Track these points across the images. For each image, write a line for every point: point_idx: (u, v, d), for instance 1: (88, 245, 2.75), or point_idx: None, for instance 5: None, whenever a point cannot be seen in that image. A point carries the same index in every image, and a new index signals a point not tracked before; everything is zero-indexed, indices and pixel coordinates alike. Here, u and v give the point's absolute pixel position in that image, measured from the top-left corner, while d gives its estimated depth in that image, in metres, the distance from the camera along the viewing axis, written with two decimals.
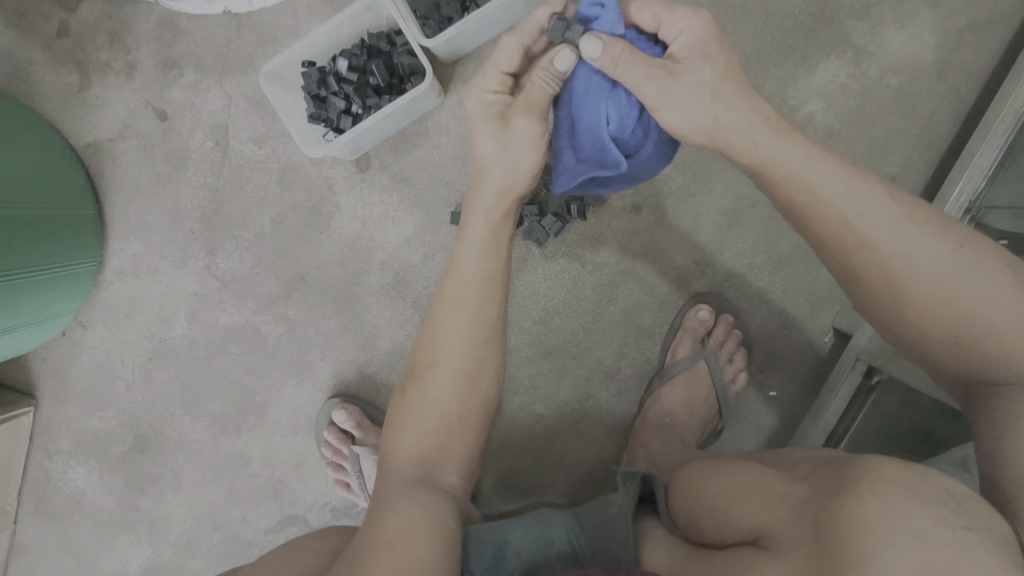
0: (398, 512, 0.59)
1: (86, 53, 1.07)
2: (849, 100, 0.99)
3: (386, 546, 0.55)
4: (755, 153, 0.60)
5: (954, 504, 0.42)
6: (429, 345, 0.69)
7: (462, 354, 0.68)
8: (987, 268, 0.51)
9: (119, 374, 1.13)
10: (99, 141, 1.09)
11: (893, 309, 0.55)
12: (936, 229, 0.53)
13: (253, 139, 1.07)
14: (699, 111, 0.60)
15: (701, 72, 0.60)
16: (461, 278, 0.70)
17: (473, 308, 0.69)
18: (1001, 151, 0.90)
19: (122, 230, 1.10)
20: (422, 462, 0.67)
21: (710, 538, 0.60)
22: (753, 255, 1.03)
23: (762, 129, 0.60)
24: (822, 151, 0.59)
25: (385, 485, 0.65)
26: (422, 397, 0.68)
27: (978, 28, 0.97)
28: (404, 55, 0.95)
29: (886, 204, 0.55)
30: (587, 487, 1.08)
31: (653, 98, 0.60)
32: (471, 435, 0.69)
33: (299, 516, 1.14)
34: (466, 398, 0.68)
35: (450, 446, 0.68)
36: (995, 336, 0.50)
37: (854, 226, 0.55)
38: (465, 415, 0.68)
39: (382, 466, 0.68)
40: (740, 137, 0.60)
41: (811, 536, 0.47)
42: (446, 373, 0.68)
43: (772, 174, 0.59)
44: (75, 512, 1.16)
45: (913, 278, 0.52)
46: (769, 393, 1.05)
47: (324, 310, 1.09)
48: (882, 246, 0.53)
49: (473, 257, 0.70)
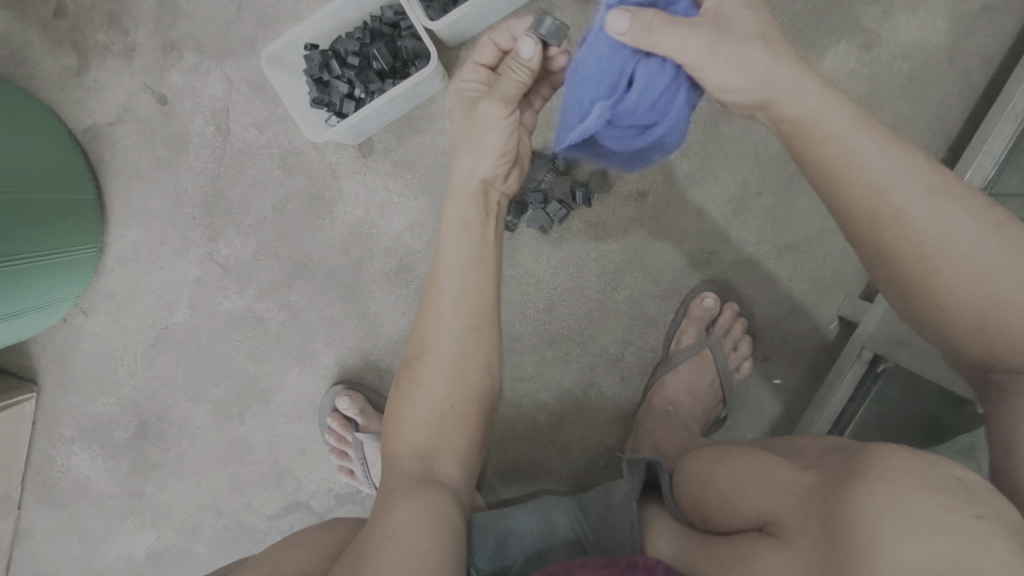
0: (402, 506, 0.58)
1: (84, 35, 1.05)
2: (859, 86, 0.98)
3: (390, 536, 0.55)
4: (798, 116, 0.58)
5: (964, 492, 0.42)
6: (421, 336, 0.70)
7: (450, 342, 0.68)
8: (1021, 251, 0.51)
9: (121, 360, 1.13)
10: (97, 125, 1.07)
11: (921, 289, 0.53)
12: (971, 207, 0.53)
13: (255, 123, 1.05)
14: (752, 70, 0.59)
15: (744, 26, 0.60)
16: (448, 272, 0.70)
17: (457, 293, 0.69)
18: (1014, 135, 0.89)
19: (123, 216, 1.09)
20: (421, 454, 0.66)
21: (716, 524, 0.60)
22: (759, 242, 1.02)
23: (811, 85, 0.59)
24: (866, 117, 0.57)
25: (389, 480, 0.65)
26: (416, 387, 0.68)
27: (992, 12, 0.95)
28: (409, 38, 0.94)
29: (925, 176, 0.54)
30: (590, 475, 1.08)
31: (698, 59, 0.58)
32: (464, 424, 0.68)
33: (303, 502, 1.14)
34: (456, 385, 0.68)
35: (444, 435, 0.67)
36: (1023, 322, 0.49)
37: (891, 195, 0.53)
38: (458, 404, 0.68)
39: (383, 459, 0.68)
40: (791, 92, 0.58)
41: (819, 524, 0.47)
42: (435, 361, 0.68)
43: (806, 141, 0.58)
44: (79, 497, 1.17)
45: (946, 256, 0.52)
46: (773, 381, 1.05)
47: (328, 296, 1.08)
48: (918, 221, 0.53)
49: (453, 248, 0.71)
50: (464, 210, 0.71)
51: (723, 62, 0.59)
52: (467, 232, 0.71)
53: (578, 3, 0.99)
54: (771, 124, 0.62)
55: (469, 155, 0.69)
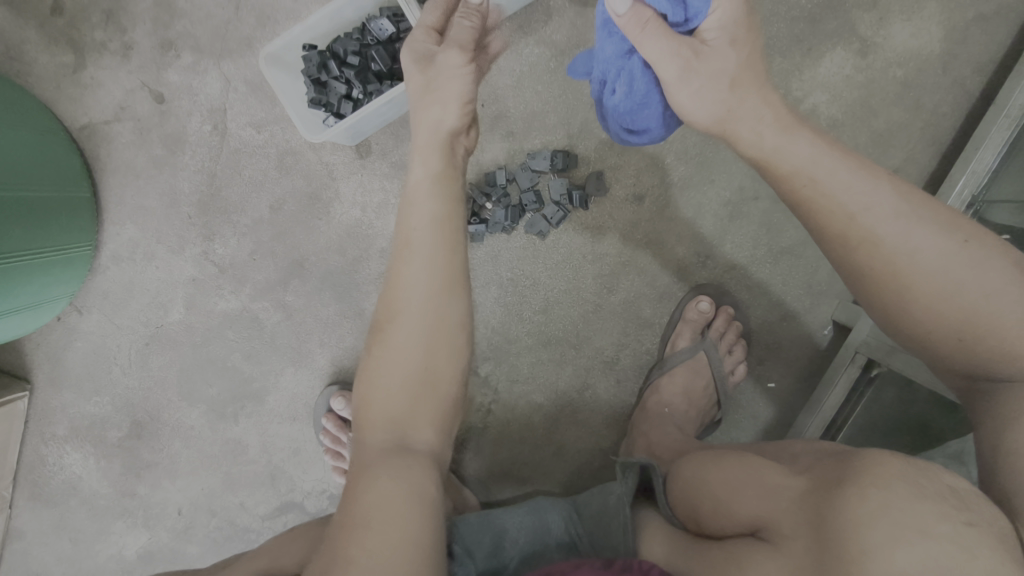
0: (381, 492, 0.55)
1: (81, 32, 1.05)
2: (854, 93, 0.98)
3: (363, 523, 0.50)
4: (761, 149, 0.62)
5: (955, 499, 0.42)
6: (389, 296, 0.64)
7: (422, 303, 0.62)
8: (991, 263, 0.52)
9: (115, 359, 1.13)
10: (94, 123, 1.07)
11: (897, 306, 0.55)
12: (940, 224, 0.54)
13: (252, 123, 1.05)
14: (716, 100, 0.63)
15: (724, 59, 0.63)
16: (419, 228, 0.65)
17: (430, 252, 0.63)
18: (1005, 146, 0.90)
19: (119, 214, 1.09)
20: (394, 425, 0.59)
21: (710, 530, 0.60)
22: (754, 246, 1.03)
23: (769, 124, 0.62)
24: (831, 145, 0.60)
25: (360, 456, 0.58)
26: (386, 352, 0.62)
27: (986, 21, 0.96)
28: (407, 40, 0.94)
29: (894, 197, 0.55)
30: (586, 477, 1.08)
31: (672, 78, 0.63)
32: (441, 391, 0.62)
33: (297, 503, 1.14)
34: (429, 348, 0.62)
35: (419, 403, 0.61)
36: (999, 333, 0.50)
37: (860, 220, 0.55)
38: (430, 368, 0.61)
39: (355, 436, 0.61)
40: (748, 130, 0.63)
41: (811, 528, 0.47)
42: (407, 321, 0.62)
43: (778, 172, 0.61)
44: (71, 497, 1.16)
45: (916, 273, 0.53)
46: (768, 385, 1.06)
47: (324, 297, 1.08)
48: (886, 242, 0.54)
49: (427, 199, 0.66)
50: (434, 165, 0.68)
51: (689, 90, 0.64)
52: (437, 189, 0.66)
53: (576, 6, 0.99)
54: (736, 153, 0.66)
55: (434, 105, 0.70)
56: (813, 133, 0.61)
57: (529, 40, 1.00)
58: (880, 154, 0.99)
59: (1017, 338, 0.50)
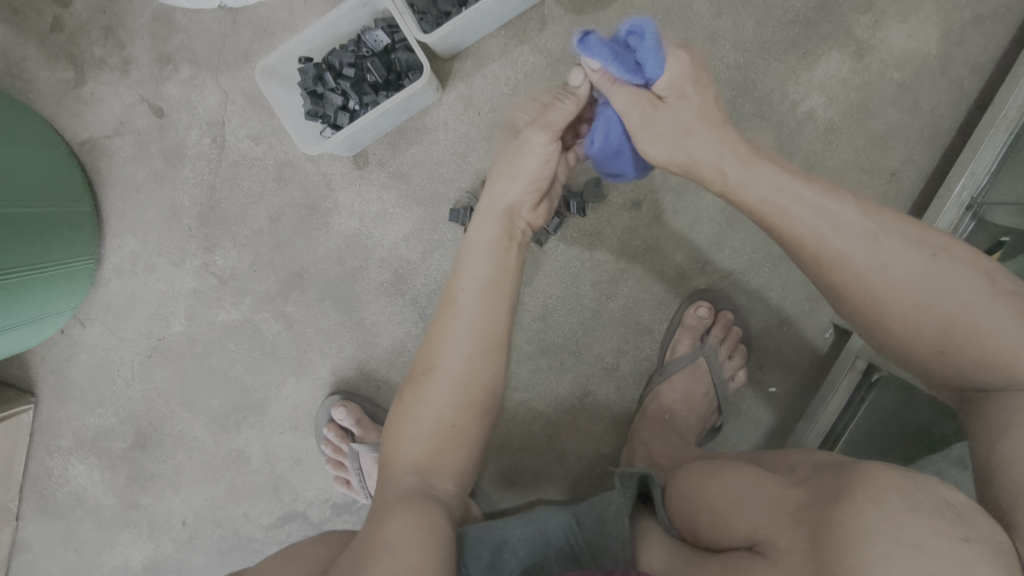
0: (394, 521, 0.58)
1: (80, 48, 1.06)
2: (851, 95, 0.98)
3: (384, 549, 0.54)
4: (724, 182, 0.64)
5: (952, 514, 0.42)
6: (428, 354, 0.69)
7: (459, 363, 0.67)
8: (963, 274, 0.52)
9: (118, 372, 1.13)
10: (94, 138, 1.08)
11: (877, 319, 0.56)
12: (909, 239, 0.55)
13: (250, 135, 1.06)
14: (673, 148, 0.66)
15: (680, 113, 0.65)
16: (463, 290, 0.70)
17: (472, 316, 0.68)
18: (1004, 146, 0.89)
19: (120, 228, 1.09)
20: (420, 468, 0.65)
21: (709, 542, 0.60)
22: (754, 251, 1.02)
23: (731, 159, 0.63)
24: (794, 172, 0.61)
25: (384, 492, 0.64)
26: (418, 403, 0.67)
27: (983, 22, 0.96)
28: (402, 51, 0.95)
29: (860, 218, 0.56)
30: (587, 484, 1.08)
31: (637, 126, 0.66)
32: (468, 444, 0.67)
33: (300, 512, 1.14)
34: (462, 407, 0.66)
35: (446, 452, 0.66)
36: (977, 343, 0.50)
37: (828, 241, 0.56)
38: (461, 424, 0.66)
39: (383, 470, 0.67)
40: (711, 169, 0.65)
41: (809, 544, 0.47)
42: (442, 381, 0.66)
43: (746, 202, 0.62)
44: (76, 508, 1.17)
45: (888, 288, 0.54)
46: (769, 390, 1.05)
47: (324, 307, 1.08)
48: (856, 261, 0.55)
49: (475, 264, 0.71)
50: (490, 231, 0.74)
51: (651, 137, 0.66)
52: (488, 255, 0.72)
53: (570, 14, 0.99)
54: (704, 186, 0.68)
55: (505, 180, 0.75)
56: (774, 162, 0.63)
57: (524, 49, 1.01)
58: (878, 156, 0.99)
59: (996, 347, 0.49)
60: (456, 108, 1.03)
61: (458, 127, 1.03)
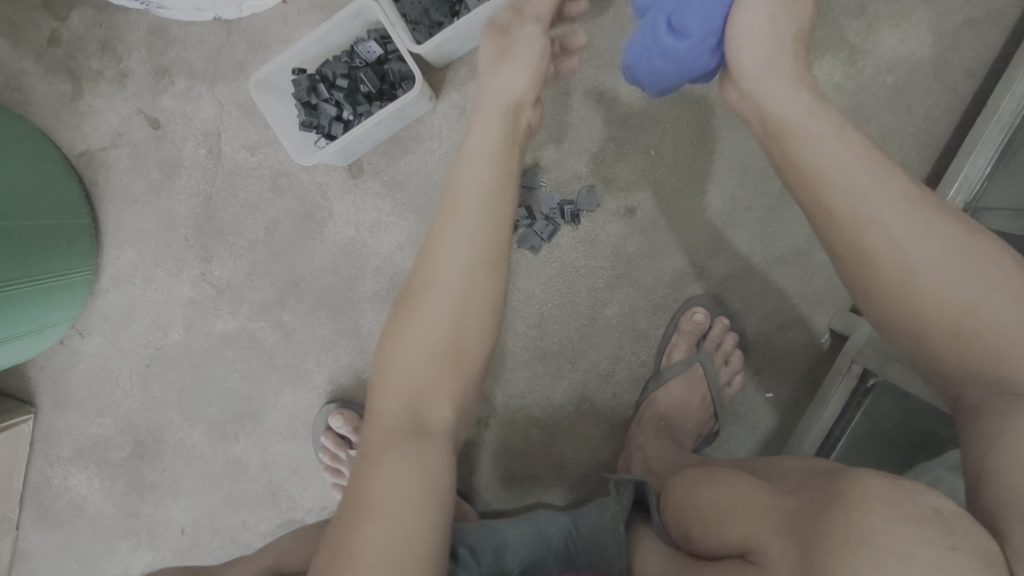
0: (384, 472, 0.55)
1: (77, 61, 1.07)
2: (844, 100, 0.98)
3: (372, 512, 0.52)
4: (784, 112, 0.62)
5: (940, 522, 0.41)
6: (428, 260, 0.64)
7: (458, 276, 0.63)
8: (987, 261, 0.52)
9: (117, 381, 1.14)
10: (91, 150, 1.09)
11: (899, 294, 0.54)
12: (942, 219, 0.55)
13: (246, 146, 1.07)
14: (767, 42, 0.64)
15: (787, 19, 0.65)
16: (467, 196, 0.65)
17: (472, 220, 0.64)
18: (997, 150, 0.89)
19: (118, 238, 1.10)
20: (413, 398, 0.60)
21: (701, 550, 0.60)
22: (749, 256, 1.02)
23: (803, 92, 0.62)
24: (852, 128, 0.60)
25: (372, 429, 0.60)
26: (416, 318, 0.63)
27: (976, 25, 0.96)
28: (394, 61, 0.95)
29: (899, 188, 0.56)
30: (585, 489, 1.08)
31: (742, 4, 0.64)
32: (468, 375, 0.63)
33: (298, 520, 1.14)
34: (462, 331, 0.62)
35: (443, 378, 0.61)
36: (993, 331, 0.50)
37: (870, 200, 0.55)
38: (460, 346, 0.62)
39: (373, 398, 0.62)
40: (779, 87, 0.63)
41: (799, 553, 0.47)
42: (441, 290, 0.62)
43: (800, 137, 0.60)
44: (76, 518, 1.17)
45: (920, 260, 0.53)
46: (766, 395, 1.05)
47: (320, 315, 1.09)
48: (894, 226, 0.54)
49: (478, 153, 0.67)
50: (493, 126, 0.70)
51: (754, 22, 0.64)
52: (491, 155, 0.67)
53: None
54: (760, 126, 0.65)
55: (504, 73, 0.71)
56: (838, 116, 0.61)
57: None
58: None
59: (1009, 337, 0.50)
60: (450, 116, 1.03)
61: (452, 135, 1.04)
